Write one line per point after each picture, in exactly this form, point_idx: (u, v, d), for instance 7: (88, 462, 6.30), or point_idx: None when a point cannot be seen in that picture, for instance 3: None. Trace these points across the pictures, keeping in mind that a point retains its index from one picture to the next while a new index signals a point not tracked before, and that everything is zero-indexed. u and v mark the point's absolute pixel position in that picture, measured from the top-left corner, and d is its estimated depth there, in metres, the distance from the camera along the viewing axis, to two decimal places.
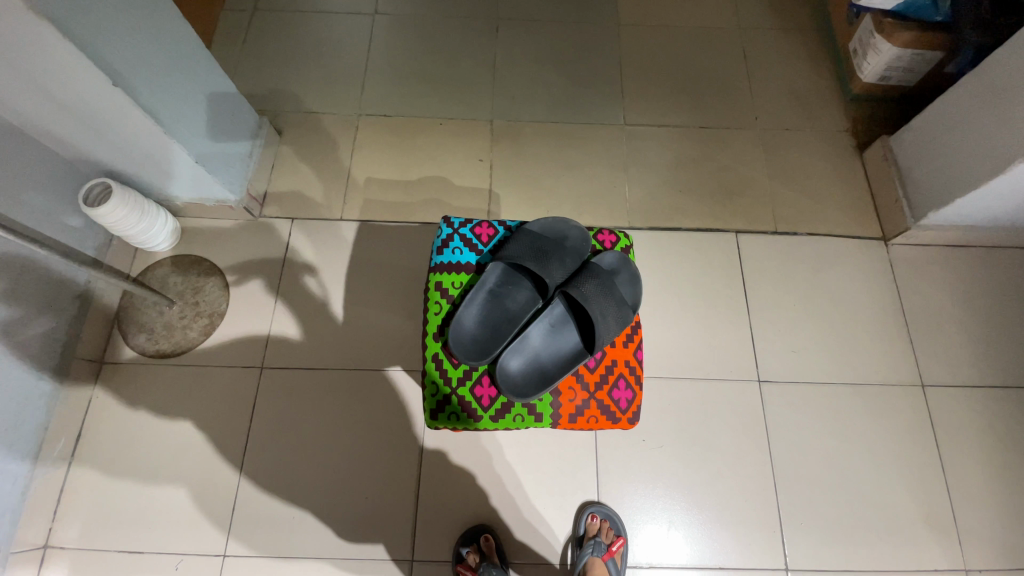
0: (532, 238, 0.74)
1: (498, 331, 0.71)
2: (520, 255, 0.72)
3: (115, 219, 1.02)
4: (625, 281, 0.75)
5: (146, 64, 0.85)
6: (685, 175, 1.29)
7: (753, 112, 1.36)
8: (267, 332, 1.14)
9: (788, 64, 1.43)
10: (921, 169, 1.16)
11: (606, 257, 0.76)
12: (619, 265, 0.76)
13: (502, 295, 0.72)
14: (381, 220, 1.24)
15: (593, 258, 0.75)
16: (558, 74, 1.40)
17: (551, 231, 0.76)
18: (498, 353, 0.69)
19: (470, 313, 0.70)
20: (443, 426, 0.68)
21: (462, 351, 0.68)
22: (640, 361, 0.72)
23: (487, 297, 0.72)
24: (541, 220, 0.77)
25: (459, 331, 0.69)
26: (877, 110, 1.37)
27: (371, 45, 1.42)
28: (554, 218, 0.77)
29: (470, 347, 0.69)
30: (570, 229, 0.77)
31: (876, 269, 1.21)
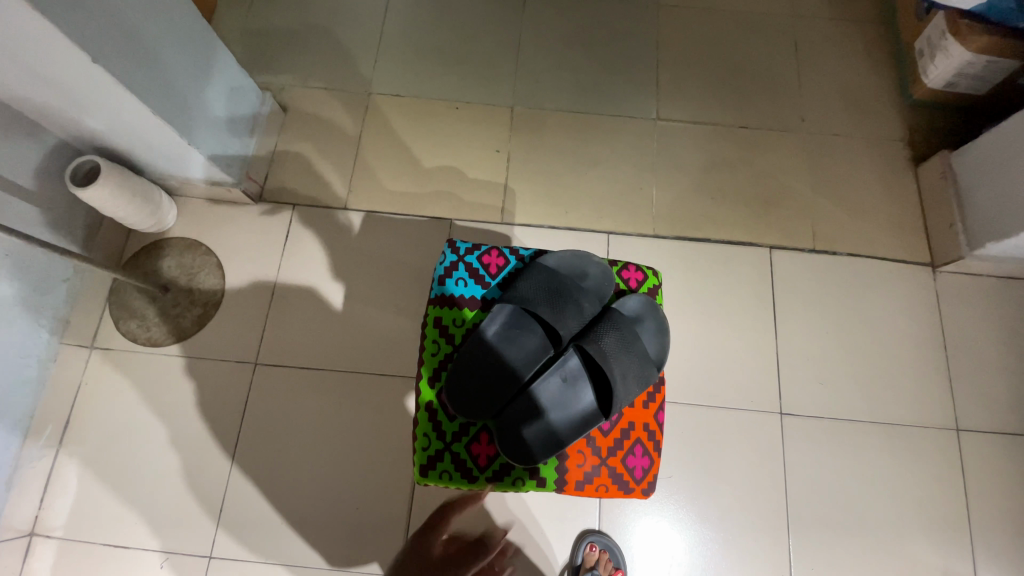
0: (549, 276, 0.69)
1: (503, 377, 0.65)
2: (534, 295, 0.67)
3: (121, 183, 0.97)
4: (650, 333, 0.71)
5: (126, 33, 0.76)
6: (719, 180, 1.19)
7: (799, 113, 1.24)
8: (263, 325, 1.08)
9: (844, 60, 1.29)
10: (984, 194, 1.04)
11: (630, 302, 0.72)
12: (646, 314, 0.71)
13: (512, 335, 0.67)
14: (388, 211, 1.16)
15: (615, 304, 0.71)
16: (587, 57, 1.28)
17: (570, 269, 0.72)
18: (500, 404, 0.64)
19: (472, 356, 0.65)
20: (434, 483, 0.64)
21: (458, 399, 0.63)
22: (660, 423, 0.67)
23: (494, 338, 0.66)
24: (558, 253, 0.72)
25: (457, 377, 0.63)
26: (939, 117, 1.24)
27: (387, 15, 1.31)
28: (573, 254, 0.73)
29: (468, 396, 0.63)
30: (591, 267, 0.72)
31: (920, 298, 1.11)
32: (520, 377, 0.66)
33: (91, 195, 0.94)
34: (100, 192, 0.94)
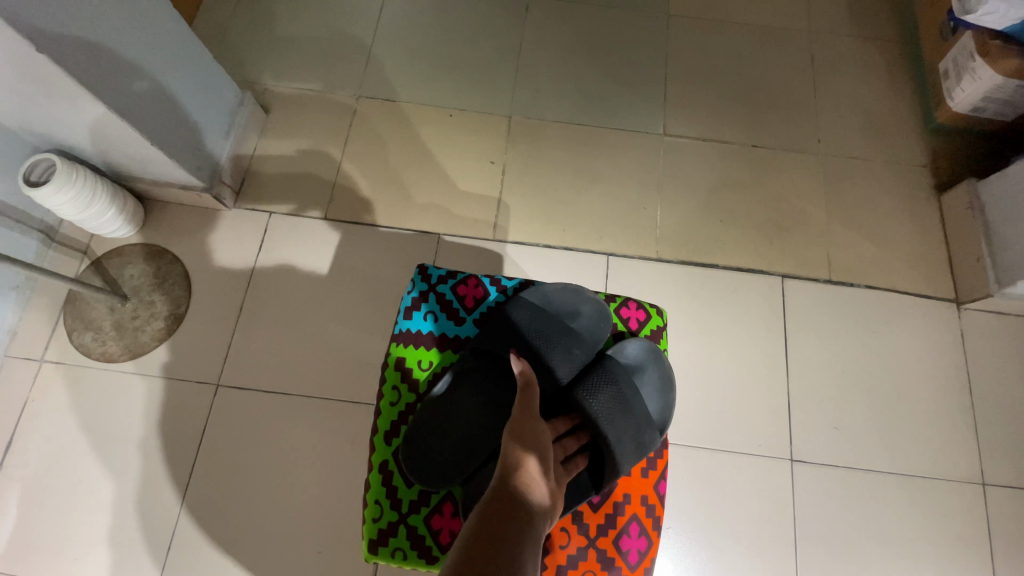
0: (539, 319, 0.70)
1: (472, 425, 0.66)
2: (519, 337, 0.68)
3: (80, 171, 0.90)
4: (653, 391, 0.71)
5: (78, 21, 0.69)
6: (728, 201, 1.11)
7: (815, 134, 1.17)
8: (229, 341, 1.00)
9: (863, 79, 1.22)
10: (1015, 226, 0.95)
11: (634, 353, 0.71)
12: (652, 369, 0.71)
13: (490, 378, 0.67)
14: (372, 223, 1.08)
15: (614, 356, 0.71)
16: (592, 67, 1.21)
17: (566, 310, 0.72)
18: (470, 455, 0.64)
19: (445, 405, 0.66)
20: (384, 561, 0.62)
21: (424, 450, 0.64)
22: (659, 496, 0.66)
23: (470, 382, 0.67)
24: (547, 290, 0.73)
25: (424, 428, 0.65)
26: (964, 144, 1.16)
27: (382, 16, 1.24)
28: (563, 290, 0.73)
29: (434, 447, 0.64)
30: (592, 309, 0.72)
31: (943, 338, 1.02)
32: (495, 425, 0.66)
33: (54, 189, 0.87)
34: (61, 183, 0.87)
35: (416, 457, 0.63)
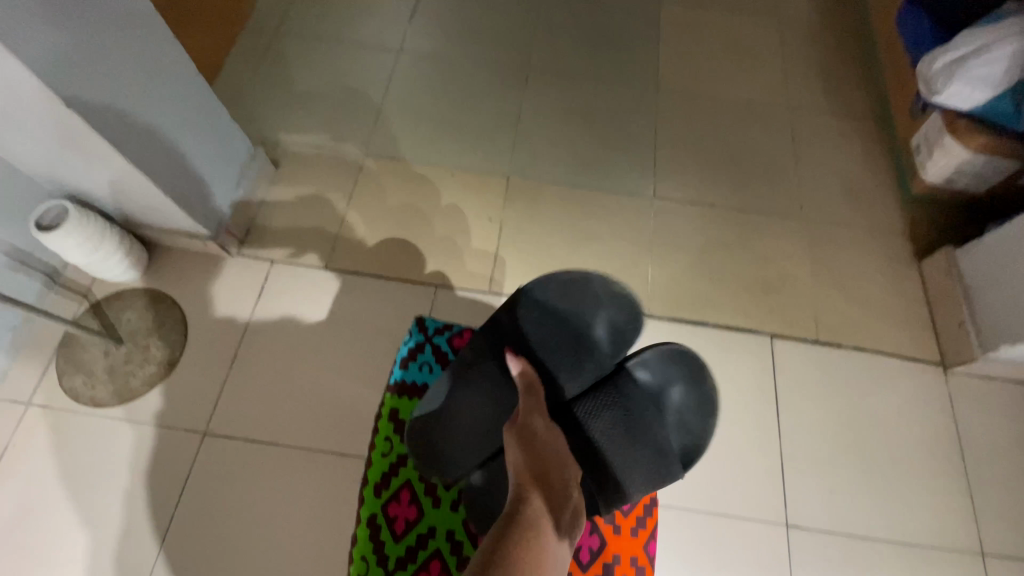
0: (562, 327, 0.80)
1: (471, 429, 0.78)
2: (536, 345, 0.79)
3: (84, 225, 0.92)
4: (679, 406, 0.82)
5: (105, 81, 0.75)
6: (716, 262, 1.15)
7: (798, 201, 1.23)
8: (221, 388, 0.99)
9: (841, 152, 1.30)
10: (993, 290, 0.99)
11: (662, 370, 0.82)
12: (674, 388, 0.83)
13: (506, 386, 0.78)
14: (371, 274, 1.10)
15: (635, 373, 0.82)
16: (586, 134, 1.29)
17: (595, 319, 0.81)
18: (475, 461, 0.77)
19: (448, 414, 0.79)
20: None
21: (438, 448, 0.78)
22: (646, 556, 0.76)
23: (473, 390, 0.79)
24: (576, 294, 0.80)
25: (433, 434, 0.78)
26: (939, 213, 1.23)
27: (391, 83, 1.33)
28: (594, 292, 0.81)
29: (444, 450, 0.78)
30: (620, 321, 0.81)
31: (932, 401, 1.03)
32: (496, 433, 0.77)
33: (54, 236, 0.89)
34: (60, 233, 0.89)
35: (430, 455, 0.78)
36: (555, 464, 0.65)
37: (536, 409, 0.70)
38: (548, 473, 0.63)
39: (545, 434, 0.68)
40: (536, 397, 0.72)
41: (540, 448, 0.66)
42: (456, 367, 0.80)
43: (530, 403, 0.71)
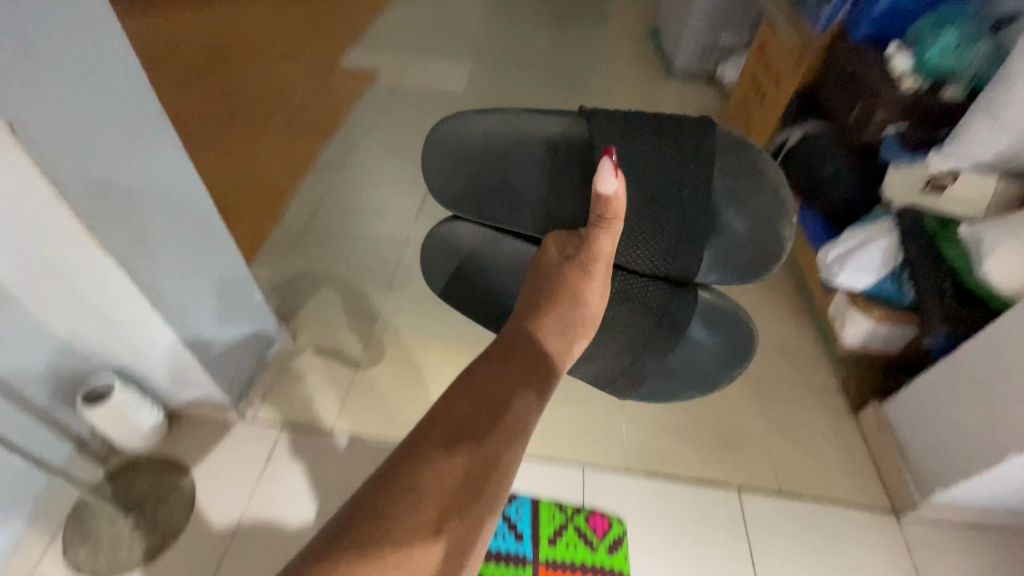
0: (700, 209, 0.77)
1: (553, 202, 0.83)
2: (686, 175, 0.76)
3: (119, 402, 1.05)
4: (704, 356, 0.93)
5: (177, 282, 0.96)
6: (681, 419, 1.30)
7: (745, 363, 1.44)
8: (229, 556, 1.04)
9: (774, 321, 1.56)
10: (918, 441, 1.15)
11: (709, 336, 0.90)
12: (716, 346, 0.91)
13: (655, 154, 0.77)
14: (377, 437, 1.22)
15: (696, 329, 0.89)
16: None
17: (721, 241, 0.79)
18: (520, 212, 0.86)
19: (527, 150, 0.79)
20: None
21: (485, 225, 0.92)
22: None
23: (607, 134, 0.76)
24: (749, 208, 0.76)
25: (493, 174, 0.82)
26: (866, 372, 1.45)
27: (398, 267, 1.60)
28: (771, 214, 0.75)
29: (509, 196, 0.84)
30: (745, 257, 0.79)
31: (892, 549, 1.13)
32: (570, 195, 0.82)
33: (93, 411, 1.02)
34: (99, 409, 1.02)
35: (487, 197, 0.86)
36: (571, 347, 0.68)
37: (608, 233, 0.69)
38: (562, 355, 0.66)
39: (589, 288, 0.70)
40: (613, 223, 0.69)
41: (573, 312, 0.68)
42: (593, 115, 0.77)
43: (603, 231, 0.69)
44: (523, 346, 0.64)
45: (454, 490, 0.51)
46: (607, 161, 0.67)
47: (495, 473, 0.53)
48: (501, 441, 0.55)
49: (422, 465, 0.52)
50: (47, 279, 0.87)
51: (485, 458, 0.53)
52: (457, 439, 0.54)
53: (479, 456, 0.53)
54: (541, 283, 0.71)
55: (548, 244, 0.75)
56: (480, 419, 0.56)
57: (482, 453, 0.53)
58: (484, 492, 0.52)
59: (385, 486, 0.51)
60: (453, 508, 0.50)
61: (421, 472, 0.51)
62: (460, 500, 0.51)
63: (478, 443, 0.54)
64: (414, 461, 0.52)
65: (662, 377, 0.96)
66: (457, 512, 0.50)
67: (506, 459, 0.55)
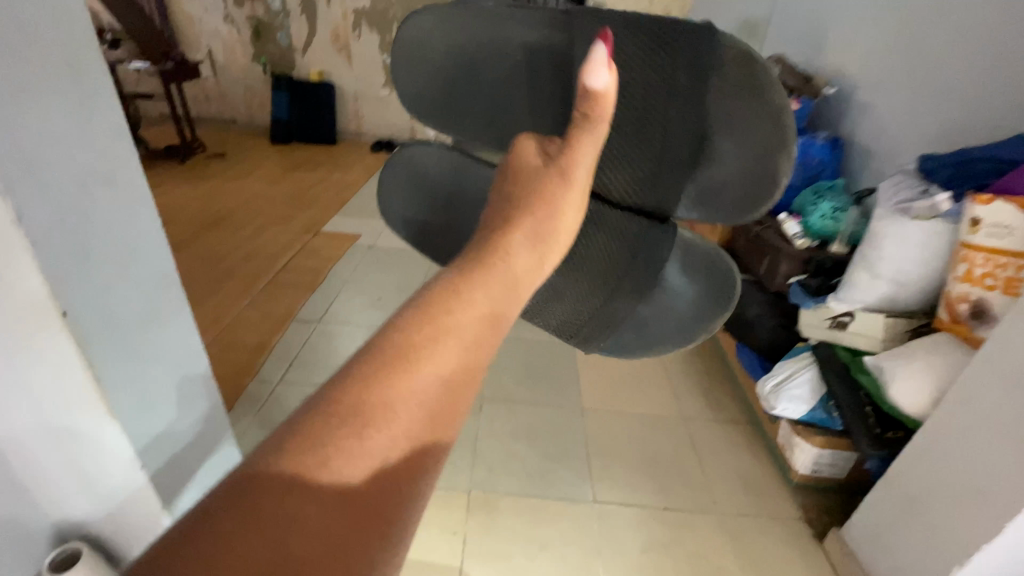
0: (683, 130, 0.58)
1: (507, 113, 0.67)
2: (678, 90, 0.57)
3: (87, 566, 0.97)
4: (677, 309, 0.69)
5: (162, 446, 1.01)
6: (657, 558, 1.34)
7: (711, 496, 1.52)
8: None
9: (733, 453, 1.69)
10: (880, 564, 1.21)
11: (686, 285, 0.68)
12: (693, 297, 0.68)
13: (646, 54, 0.58)
14: None
15: (670, 269, 0.68)
16: (533, 450, 1.62)
17: (703, 176, 0.60)
18: (485, 128, 0.70)
19: (500, 57, 0.63)
20: None
21: (450, 151, 0.75)
22: None
23: (588, 39, 0.58)
24: (754, 101, 0.54)
25: (461, 72, 0.67)
26: (823, 498, 1.54)
27: None
28: (772, 140, 0.55)
29: (467, 99, 0.69)
30: (724, 202, 0.61)
31: None
32: (527, 117, 0.66)
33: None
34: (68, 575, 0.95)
35: (456, 116, 0.71)
36: (544, 265, 0.49)
37: (592, 138, 0.57)
38: (536, 273, 0.47)
39: (566, 198, 0.55)
40: (600, 126, 0.57)
41: (550, 221, 0.52)
42: (574, 14, 0.58)
43: (589, 134, 0.57)
44: (488, 254, 0.45)
45: (396, 440, 0.33)
46: (600, 49, 0.56)
47: (450, 425, 0.36)
48: (454, 378, 0.37)
49: (347, 404, 0.33)
50: (36, 448, 0.87)
51: (435, 398, 0.35)
52: (394, 365, 0.35)
53: (423, 393, 0.35)
54: (514, 180, 0.56)
55: (523, 141, 0.59)
56: (421, 340, 0.36)
57: (427, 385, 0.35)
58: (435, 447, 0.35)
59: (281, 441, 0.32)
60: (395, 464, 0.33)
61: (345, 417, 0.32)
62: (405, 454, 0.33)
63: (422, 373, 0.35)
64: (330, 397, 0.33)
65: (633, 332, 0.72)
66: (397, 473, 0.33)
67: (460, 409, 0.37)
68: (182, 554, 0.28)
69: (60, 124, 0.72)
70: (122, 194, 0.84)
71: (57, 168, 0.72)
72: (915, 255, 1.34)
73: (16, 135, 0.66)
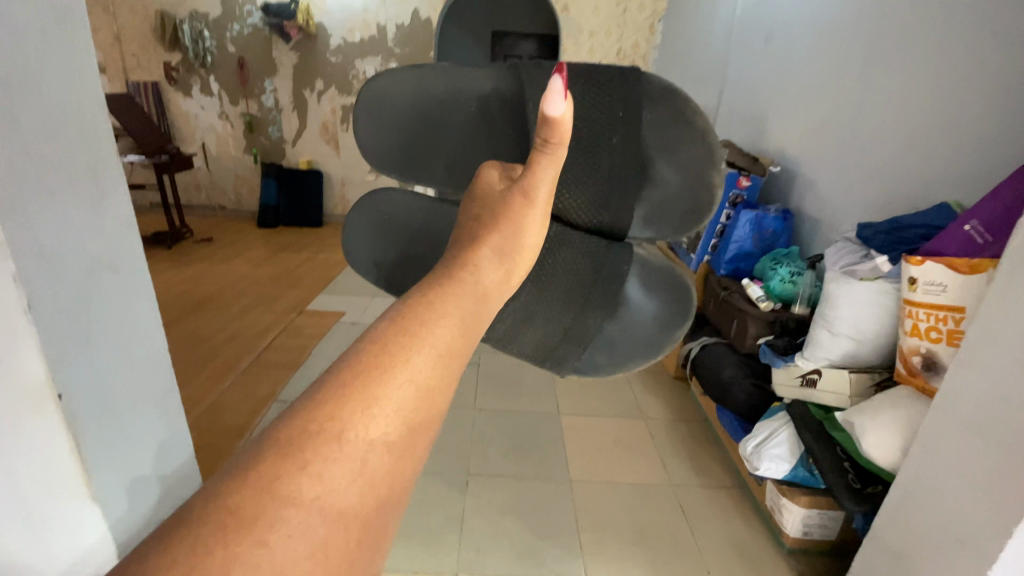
0: (627, 156, 0.68)
1: (468, 155, 0.74)
2: (616, 122, 0.67)
3: None
4: (642, 322, 0.77)
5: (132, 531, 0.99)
6: None
7: (704, 565, 1.51)
8: None
9: (724, 517, 1.69)
10: None
11: (648, 296, 0.76)
12: (653, 310, 0.77)
13: (590, 94, 0.67)
14: None
15: (632, 288, 0.75)
16: (520, 526, 1.60)
17: (650, 194, 0.70)
18: (449, 167, 0.76)
19: (457, 109, 0.72)
20: None
21: (414, 191, 0.79)
22: None
23: (539, 86, 0.67)
24: (682, 128, 0.67)
25: (422, 119, 0.74)
26: (818, 561, 1.53)
27: None
28: (701, 157, 0.67)
29: (431, 137, 0.74)
30: (674, 215, 0.71)
31: None
32: (489, 156, 0.73)
33: None
34: None
35: (421, 158, 0.76)
36: (509, 278, 0.56)
37: (551, 160, 0.62)
38: (499, 289, 0.53)
39: (528, 217, 0.61)
40: (558, 150, 0.62)
41: (511, 242, 0.58)
42: (522, 68, 0.68)
43: (546, 159, 0.62)
44: (457, 272, 0.51)
45: (374, 442, 0.37)
46: (556, 82, 0.61)
47: (427, 425, 0.40)
48: (428, 384, 0.41)
49: (329, 411, 0.37)
50: None
51: (411, 401, 0.39)
52: (373, 374, 0.39)
53: (400, 398, 0.39)
54: (482, 208, 0.62)
55: (489, 174, 0.65)
56: (396, 352, 0.41)
57: (402, 391, 0.39)
58: (411, 447, 0.39)
59: (267, 444, 0.35)
60: (374, 464, 0.36)
61: (327, 422, 0.36)
62: (382, 455, 0.37)
63: (397, 380, 0.39)
64: (312, 405, 0.37)
65: (604, 350, 0.77)
66: (376, 472, 0.36)
67: (432, 413, 0.41)
68: (176, 540, 0.31)
69: (77, 218, 0.81)
70: (123, 280, 0.91)
71: (69, 261, 0.80)
72: (866, 314, 1.45)
73: (36, 233, 0.74)
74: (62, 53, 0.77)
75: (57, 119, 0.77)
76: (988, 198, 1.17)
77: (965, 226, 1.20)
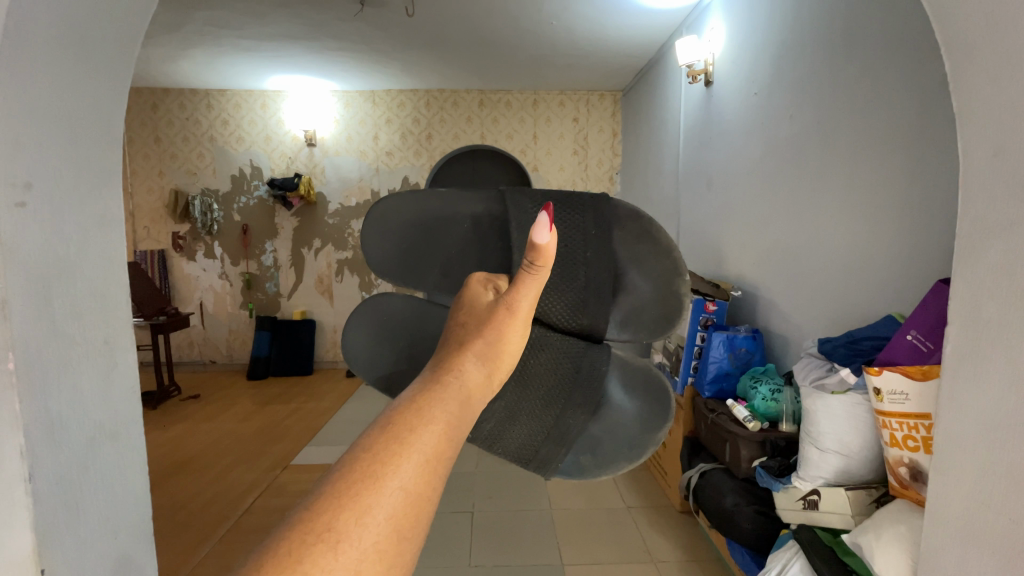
0: (603, 270, 0.74)
1: (454, 268, 0.79)
2: (590, 238, 0.73)
3: None
4: (624, 423, 0.79)
5: None
6: None
7: None
8: None
9: None
10: None
11: (629, 396, 0.79)
12: (635, 412, 0.80)
13: (566, 217, 0.72)
14: None
15: (613, 389, 0.79)
16: None
17: (625, 302, 0.77)
18: (444, 274, 0.81)
19: (453, 226, 0.78)
20: None
21: (410, 296, 0.84)
22: None
23: (523, 210, 0.72)
24: (650, 246, 0.75)
25: (417, 235, 0.81)
26: None
27: None
28: (665, 271, 0.75)
29: (425, 252, 0.81)
30: (647, 321, 0.77)
31: None
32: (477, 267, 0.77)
33: None
34: None
35: (418, 268, 0.82)
36: (491, 381, 0.57)
37: (534, 281, 0.61)
38: (482, 392, 0.54)
39: (510, 329, 0.60)
40: (542, 272, 0.61)
41: (494, 347, 0.58)
42: (507, 192, 0.73)
43: (532, 281, 0.61)
44: (441, 375, 0.53)
45: (366, 552, 0.39)
46: (543, 214, 0.62)
47: (416, 532, 0.42)
48: (416, 490, 0.43)
49: (325, 522, 0.39)
50: None
51: (401, 509, 0.41)
52: (366, 485, 0.41)
53: (390, 506, 0.41)
54: (464, 316, 0.61)
55: (473, 284, 0.65)
56: (388, 459, 0.43)
57: (393, 499, 0.41)
58: (401, 557, 0.40)
59: (267, 557, 0.37)
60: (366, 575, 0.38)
61: (323, 534, 0.38)
62: (374, 565, 0.38)
63: (388, 490, 0.41)
64: (308, 516, 0.39)
65: (588, 452, 0.79)
66: None
67: (420, 521, 0.42)
68: None
69: (86, 388, 0.87)
70: (118, 444, 0.94)
71: (72, 430, 0.84)
72: (846, 420, 1.48)
73: (49, 406, 0.80)
74: (99, 249, 0.91)
75: (84, 302, 0.88)
76: (919, 310, 1.30)
77: (908, 336, 1.32)
